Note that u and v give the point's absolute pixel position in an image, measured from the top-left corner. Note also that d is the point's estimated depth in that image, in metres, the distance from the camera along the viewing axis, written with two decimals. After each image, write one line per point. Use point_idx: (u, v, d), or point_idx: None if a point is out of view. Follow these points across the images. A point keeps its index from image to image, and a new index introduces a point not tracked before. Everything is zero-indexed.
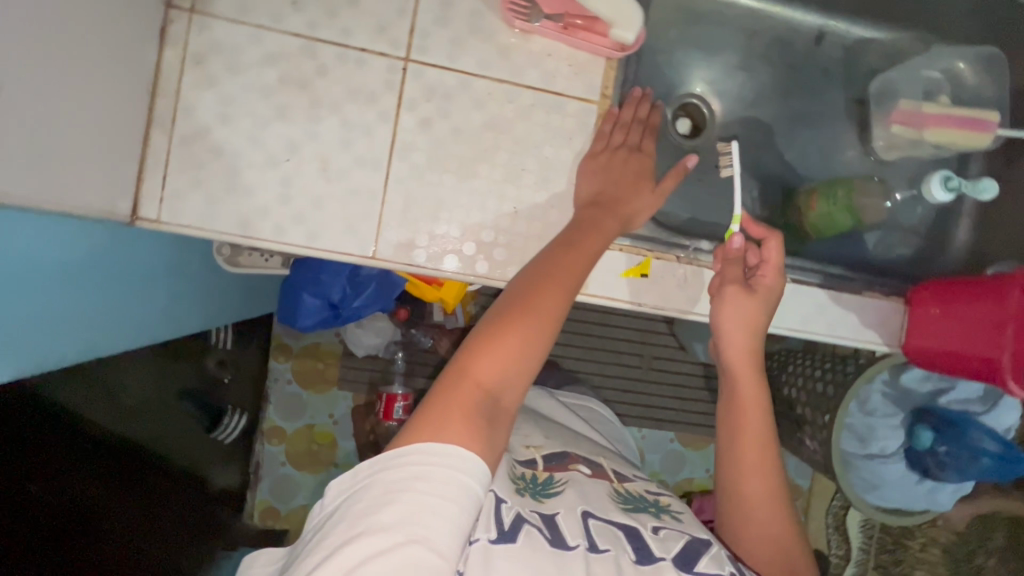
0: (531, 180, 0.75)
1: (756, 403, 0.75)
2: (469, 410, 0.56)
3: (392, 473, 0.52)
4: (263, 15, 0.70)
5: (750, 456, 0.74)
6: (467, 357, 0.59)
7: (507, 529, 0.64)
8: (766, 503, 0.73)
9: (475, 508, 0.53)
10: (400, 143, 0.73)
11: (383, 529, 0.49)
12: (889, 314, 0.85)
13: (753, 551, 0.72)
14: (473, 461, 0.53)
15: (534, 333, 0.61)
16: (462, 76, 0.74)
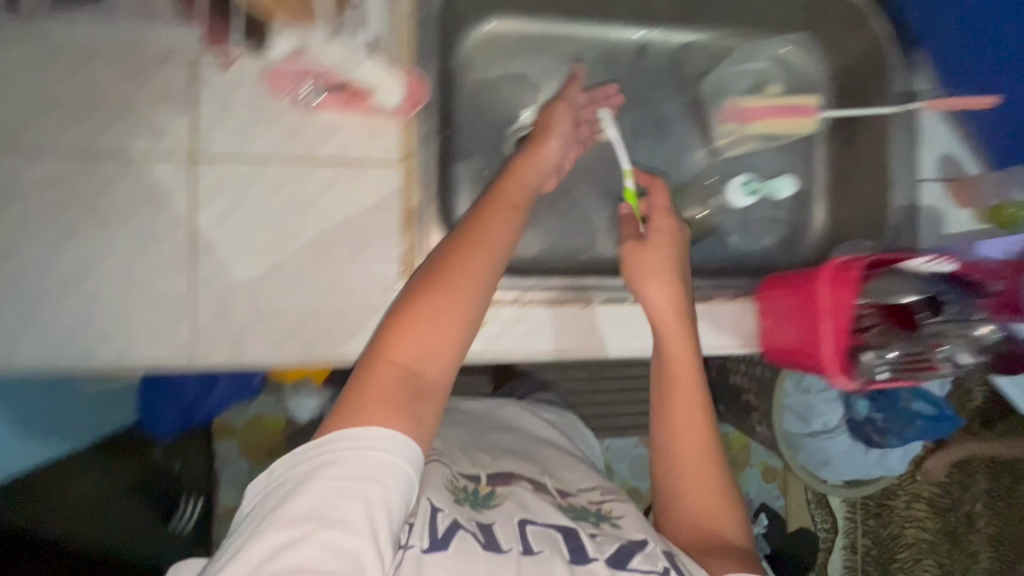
0: (340, 252, 0.75)
1: (689, 366, 0.75)
2: (387, 393, 0.57)
3: (310, 461, 0.54)
4: (36, 139, 0.69)
5: (682, 419, 0.74)
6: (384, 341, 0.60)
7: (440, 536, 0.61)
8: (698, 465, 0.73)
9: (399, 493, 0.54)
10: (200, 242, 0.72)
11: (296, 517, 0.50)
12: (740, 316, 0.84)
13: (687, 518, 0.72)
14: (390, 444, 0.54)
15: (452, 309, 0.61)
16: (250, 165, 0.73)
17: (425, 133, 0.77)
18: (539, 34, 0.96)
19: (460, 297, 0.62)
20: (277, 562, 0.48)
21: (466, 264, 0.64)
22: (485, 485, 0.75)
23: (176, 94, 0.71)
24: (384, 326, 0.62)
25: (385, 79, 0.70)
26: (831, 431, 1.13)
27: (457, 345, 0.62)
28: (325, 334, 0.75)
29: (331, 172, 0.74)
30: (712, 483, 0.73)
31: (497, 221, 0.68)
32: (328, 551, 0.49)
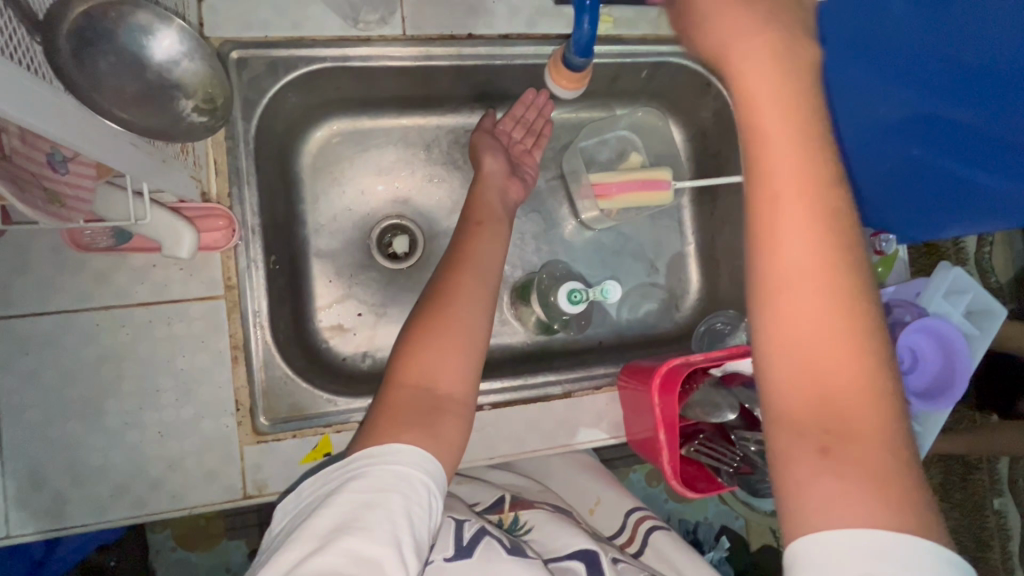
0: (169, 395, 0.71)
1: (786, 114, 0.43)
2: (408, 410, 0.60)
3: (336, 479, 0.54)
4: None
5: (787, 206, 0.42)
6: (399, 368, 0.65)
7: (466, 543, 0.66)
8: (809, 305, 0.42)
9: (416, 500, 0.53)
10: (5, 406, 0.67)
11: (321, 529, 0.49)
12: (606, 405, 0.82)
13: (793, 389, 0.43)
14: (414, 453, 0.56)
15: (457, 329, 0.67)
16: (55, 316, 0.69)
17: (248, 260, 0.75)
18: (388, 125, 0.94)
19: (459, 317, 0.68)
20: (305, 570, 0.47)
21: (460, 291, 0.71)
22: (509, 512, 0.80)
23: None
24: (395, 357, 0.67)
25: (178, 228, 0.65)
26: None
27: (470, 363, 0.66)
28: (155, 487, 0.70)
29: (149, 314, 0.71)
30: (844, 331, 0.42)
31: (478, 249, 0.76)
32: (356, 558, 0.48)
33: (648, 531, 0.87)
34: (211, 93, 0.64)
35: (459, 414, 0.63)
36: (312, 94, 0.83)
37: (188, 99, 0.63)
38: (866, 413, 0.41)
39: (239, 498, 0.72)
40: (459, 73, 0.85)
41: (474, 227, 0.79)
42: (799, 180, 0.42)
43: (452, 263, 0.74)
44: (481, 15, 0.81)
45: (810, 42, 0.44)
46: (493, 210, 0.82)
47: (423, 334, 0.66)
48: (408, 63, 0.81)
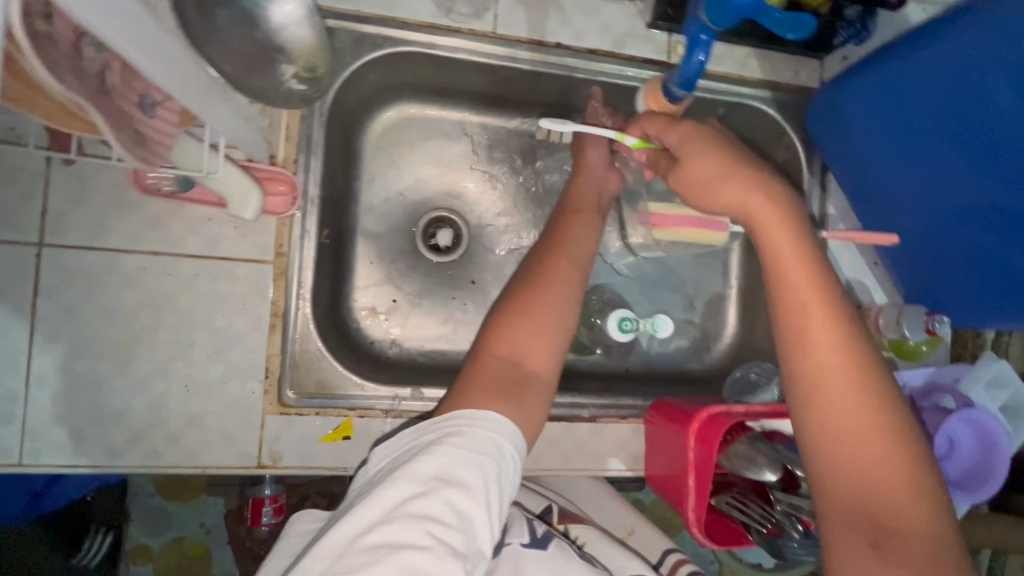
0: (200, 353, 0.70)
1: (798, 262, 0.59)
2: (492, 380, 0.65)
3: (434, 432, 0.58)
4: None
5: (815, 329, 0.57)
6: (489, 338, 0.69)
7: (539, 536, 0.68)
8: (844, 411, 0.55)
9: (506, 467, 0.58)
10: (40, 335, 0.66)
11: (424, 476, 0.54)
12: (628, 437, 0.81)
13: (842, 478, 0.54)
14: (505, 424, 0.60)
15: (549, 312, 0.70)
16: (105, 254, 0.68)
17: (302, 230, 0.74)
18: (456, 118, 0.93)
19: (552, 302, 0.71)
20: (409, 510, 0.51)
21: (554, 277, 0.73)
22: (558, 523, 0.81)
23: (26, 174, 0.66)
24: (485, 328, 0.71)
25: (247, 188, 0.64)
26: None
27: (557, 345, 0.70)
28: (172, 441, 0.69)
29: (197, 268, 0.70)
30: (870, 432, 0.54)
31: (576, 235, 0.77)
32: (454, 511, 0.52)
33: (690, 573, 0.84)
34: (313, 62, 0.64)
35: (541, 391, 0.67)
36: (390, 75, 0.82)
37: (288, 64, 0.63)
38: (907, 499, 0.52)
39: (251, 466, 0.71)
40: (539, 80, 0.85)
41: (573, 216, 0.80)
42: (813, 313, 0.58)
43: (545, 252, 0.76)
44: (573, 25, 0.81)
45: (793, 202, 0.62)
46: (586, 206, 0.81)
47: (516, 310, 0.70)
48: (494, 61, 0.80)
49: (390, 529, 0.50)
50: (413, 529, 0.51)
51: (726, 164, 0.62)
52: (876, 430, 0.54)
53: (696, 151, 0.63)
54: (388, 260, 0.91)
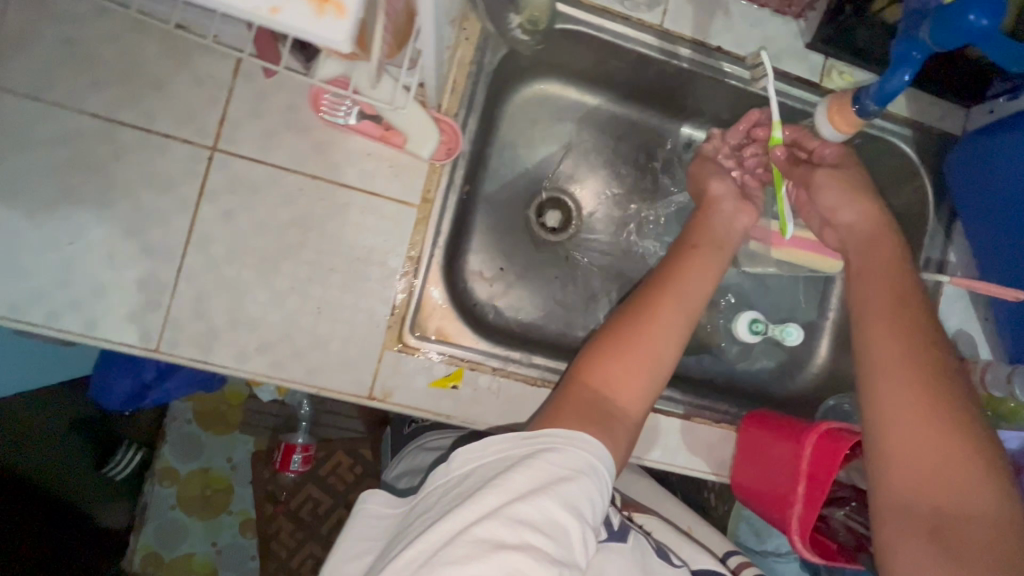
0: (336, 279, 0.72)
1: (884, 285, 0.69)
2: (585, 406, 0.64)
3: (525, 446, 0.57)
4: (61, 94, 0.67)
5: (884, 345, 0.65)
6: (583, 367, 0.69)
7: (616, 529, 0.68)
8: (907, 393, 0.60)
9: (595, 485, 0.57)
10: (197, 233, 0.69)
11: (520, 486, 0.52)
12: (717, 441, 0.82)
13: (902, 457, 0.58)
14: (587, 442, 0.59)
15: (646, 349, 0.70)
16: (269, 169, 0.71)
17: (449, 182, 0.76)
18: (591, 107, 0.95)
19: (653, 342, 0.70)
20: (507, 515, 0.50)
21: (661, 318, 0.72)
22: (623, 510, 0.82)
23: (214, 82, 0.70)
24: (580, 360, 0.71)
25: (427, 131, 0.69)
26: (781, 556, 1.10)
27: (649, 385, 0.69)
28: (295, 357, 0.71)
29: (349, 199, 0.73)
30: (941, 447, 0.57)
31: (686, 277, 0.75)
32: (550, 519, 0.51)
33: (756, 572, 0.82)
34: (535, 16, 0.77)
35: (627, 427, 0.66)
36: (547, 51, 0.85)
37: (518, 15, 0.76)
38: (976, 510, 0.53)
39: (362, 396, 0.73)
40: (688, 81, 0.86)
41: (691, 254, 0.78)
42: (891, 323, 0.66)
43: (658, 290, 0.75)
44: (735, 33, 0.82)
45: (900, 238, 0.73)
46: (723, 244, 0.80)
47: (619, 345, 0.70)
48: (654, 55, 0.82)
49: (491, 525, 0.49)
50: (512, 531, 0.49)
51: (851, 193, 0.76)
52: (933, 425, 0.58)
53: (819, 184, 0.78)
54: (503, 229, 0.94)
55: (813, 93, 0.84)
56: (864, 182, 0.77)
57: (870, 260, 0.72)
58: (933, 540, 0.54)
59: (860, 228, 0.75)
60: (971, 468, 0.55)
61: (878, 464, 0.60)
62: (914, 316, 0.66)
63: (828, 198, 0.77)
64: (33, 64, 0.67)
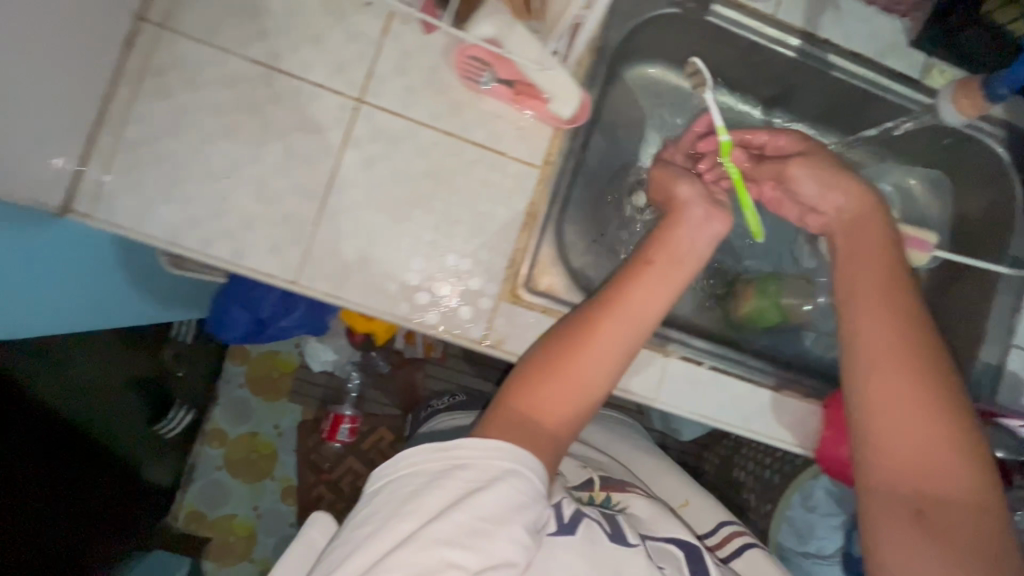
0: (460, 230, 0.77)
1: (880, 270, 0.72)
2: (509, 429, 0.62)
3: (439, 461, 0.58)
4: (229, 40, 0.73)
5: (869, 329, 0.69)
6: (517, 386, 0.67)
7: (568, 521, 0.66)
8: (898, 378, 0.65)
9: (520, 489, 0.57)
10: (339, 177, 0.75)
11: (434, 508, 0.55)
12: (803, 416, 0.85)
13: (896, 448, 0.63)
14: (506, 457, 0.58)
15: (586, 369, 0.67)
16: (408, 123, 0.76)
17: (569, 148, 0.80)
18: (689, 94, 1.00)
19: (588, 360, 0.67)
20: (427, 537, 0.53)
21: (605, 335, 0.69)
22: (600, 492, 0.83)
23: (366, 39, 0.75)
24: (515, 375, 0.69)
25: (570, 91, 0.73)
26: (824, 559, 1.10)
27: (577, 406, 0.67)
28: (417, 300, 0.76)
29: (477, 158, 0.78)
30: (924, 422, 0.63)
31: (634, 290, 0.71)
32: (468, 531, 0.54)
33: (743, 544, 0.83)
34: None
35: (554, 448, 0.65)
36: (660, 35, 0.90)
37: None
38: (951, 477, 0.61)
39: (476, 342, 0.77)
40: (792, 72, 0.91)
41: (640, 269, 0.73)
42: (886, 302, 0.69)
43: (602, 301, 0.71)
44: (843, 28, 0.87)
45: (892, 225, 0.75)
46: (688, 258, 0.75)
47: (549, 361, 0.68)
48: (764, 42, 0.86)
49: (406, 553, 0.52)
50: (431, 553, 0.52)
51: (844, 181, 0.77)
52: (919, 405, 0.63)
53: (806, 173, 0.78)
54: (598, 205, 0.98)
55: (912, 90, 0.87)
56: (837, 164, 0.78)
57: (857, 247, 0.75)
58: (924, 525, 0.60)
59: (847, 212, 0.77)
60: (954, 453, 0.62)
61: (876, 453, 0.64)
62: (905, 309, 0.69)
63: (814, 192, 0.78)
64: (210, 12, 0.73)
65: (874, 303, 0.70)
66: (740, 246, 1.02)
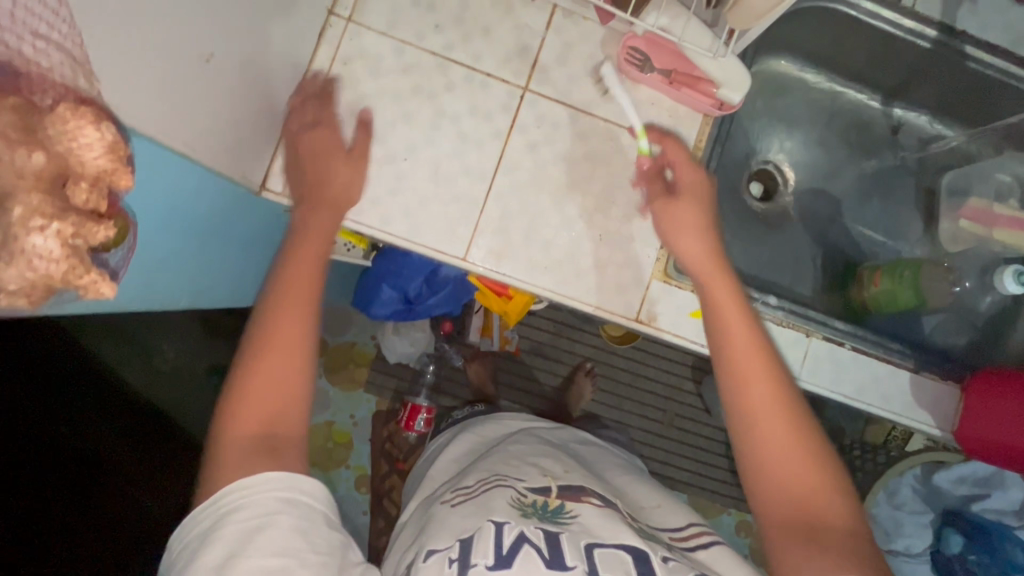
0: (613, 211, 0.81)
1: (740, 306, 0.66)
2: (247, 450, 0.55)
3: (208, 517, 0.52)
4: (407, 31, 0.78)
5: (751, 372, 0.62)
6: (231, 417, 0.58)
7: (505, 553, 0.63)
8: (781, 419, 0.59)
9: (292, 517, 0.52)
10: (507, 160, 0.79)
11: (212, 568, 0.49)
12: (943, 398, 0.86)
13: (782, 488, 0.57)
14: (280, 480, 0.53)
15: (289, 343, 0.61)
16: (569, 109, 0.81)
17: (717, 133, 0.84)
18: (808, 86, 1.03)
19: (280, 363, 0.60)
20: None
21: (289, 313, 0.62)
22: (554, 499, 0.75)
23: (531, 31, 0.80)
24: (223, 407, 0.59)
25: (738, 82, 0.76)
26: (911, 557, 1.23)
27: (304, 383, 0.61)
28: (577, 275, 0.80)
29: (631, 142, 0.82)
30: (823, 470, 0.58)
31: (308, 253, 0.67)
32: None
33: (708, 540, 0.75)
34: None
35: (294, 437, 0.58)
36: (791, 28, 0.93)
37: None
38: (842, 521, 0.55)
39: (631, 318, 0.81)
40: (925, 62, 0.93)
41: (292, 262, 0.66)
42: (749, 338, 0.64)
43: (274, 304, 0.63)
44: (979, 21, 0.89)
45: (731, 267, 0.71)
46: (317, 228, 0.69)
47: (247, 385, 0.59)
48: (902, 33, 0.89)
49: None
50: None
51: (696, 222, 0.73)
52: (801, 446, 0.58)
53: (674, 207, 0.74)
54: (723, 194, 1.01)
55: None
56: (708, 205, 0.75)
57: (712, 282, 0.69)
58: (814, 547, 0.53)
59: (690, 266, 0.71)
60: (831, 481, 0.57)
61: (769, 490, 0.58)
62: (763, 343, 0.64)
63: (680, 224, 0.74)
64: (392, 6, 0.78)
65: (743, 338, 0.64)
66: (859, 237, 1.05)
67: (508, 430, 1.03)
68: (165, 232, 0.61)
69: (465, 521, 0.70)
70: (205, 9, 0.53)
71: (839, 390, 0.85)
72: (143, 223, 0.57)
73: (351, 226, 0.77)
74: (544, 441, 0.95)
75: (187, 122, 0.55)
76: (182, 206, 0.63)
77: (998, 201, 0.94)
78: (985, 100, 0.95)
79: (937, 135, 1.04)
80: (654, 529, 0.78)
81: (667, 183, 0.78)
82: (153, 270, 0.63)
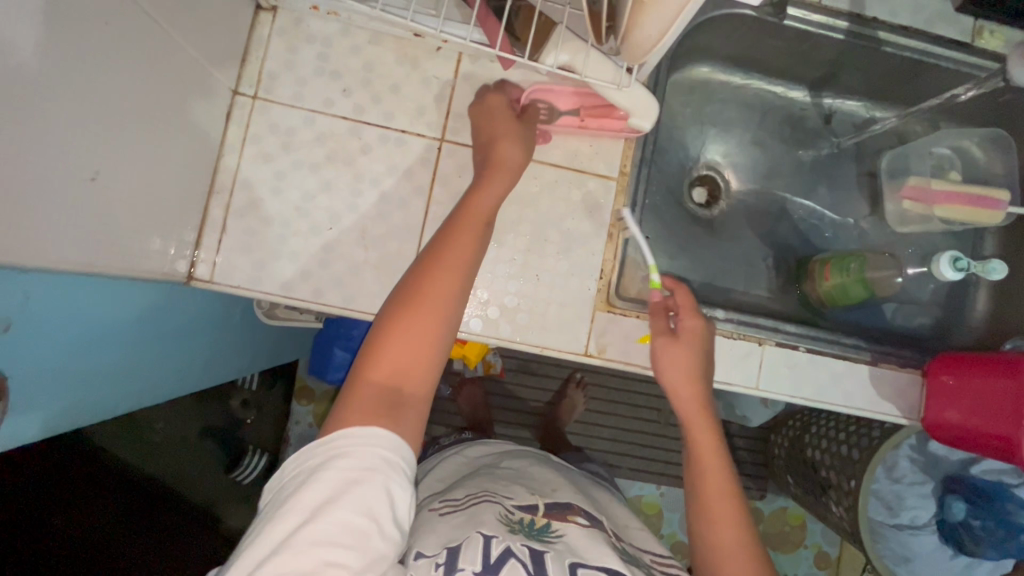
0: (547, 248, 0.80)
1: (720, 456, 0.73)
2: (372, 402, 0.58)
3: (320, 454, 0.55)
4: (316, 100, 0.78)
5: (723, 524, 0.69)
6: (376, 356, 0.61)
7: (493, 562, 0.61)
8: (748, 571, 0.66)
9: (393, 478, 0.55)
10: (433, 214, 0.79)
11: (315, 504, 0.52)
12: (906, 386, 0.87)
13: None
14: (384, 439, 0.56)
15: (435, 300, 0.64)
16: None
17: (642, 154, 0.84)
18: (734, 88, 1.03)
19: (429, 324, 0.63)
20: (302, 542, 0.50)
21: (448, 272, 0.66)
22: (542, 517, 0.73)
23: (440, 82, 0.80)
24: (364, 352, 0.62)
25: (645, 105, 0.74)
26: (917, 529, 1.09)
27: (439, 349, 0.64)
28: (519, 319, 0.79)
29: (555, 176, 0.81)
30: None
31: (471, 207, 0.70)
32: (345, 529, 0.51)
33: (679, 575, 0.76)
34: None
35: (418, 409, 0.61)
36: (706, 34, 0.93)
37: None
38: None
39: (580, 353, 0.81)
40: (840, 52, 0.93)
41: (451, 240, 0.68)
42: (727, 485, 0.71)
43: (421, 279, 0.65)
44: (886, 5, 0.89)
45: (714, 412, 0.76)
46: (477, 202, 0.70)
47: (385, 343, 0.61)
48: (811, 28, 0.89)
49: (281, 560, 0.49)
50: (304, 557, 0.49)
51: (691, 365, 0.75)
52: None
53: (670, 349, 0.75)
54: (667, 204, 1.00)
55: (962, 53, 0.89)
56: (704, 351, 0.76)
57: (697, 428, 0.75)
58: None
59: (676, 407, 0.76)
60: None
61: None
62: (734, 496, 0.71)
63: (679, 366, 0.75)
64: (299, 78, 0.78)
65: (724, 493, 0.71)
66: (809, 228, 1.05)
67: (490, 453, 1.03)
68: (73, 349, 0.62)
69: (455, 531, 0.68)
70: (92, 133, 0.52)
71: (798, 392, 0.84)
72: (24, 353, 0.55)
73: (283, 302, 0.77)
74: (538, 462, 0.94)
75: (79, 240, 0.54)
76: (85, 320, 0.63)
77: (936, 175, 0.93)
78: (909, 77, 0.94)
79: (868, 118, 1.04)
80: (638, 550, 0.79)
81: (671, 327, 0.78)
82: (63, 385, 0.63)
